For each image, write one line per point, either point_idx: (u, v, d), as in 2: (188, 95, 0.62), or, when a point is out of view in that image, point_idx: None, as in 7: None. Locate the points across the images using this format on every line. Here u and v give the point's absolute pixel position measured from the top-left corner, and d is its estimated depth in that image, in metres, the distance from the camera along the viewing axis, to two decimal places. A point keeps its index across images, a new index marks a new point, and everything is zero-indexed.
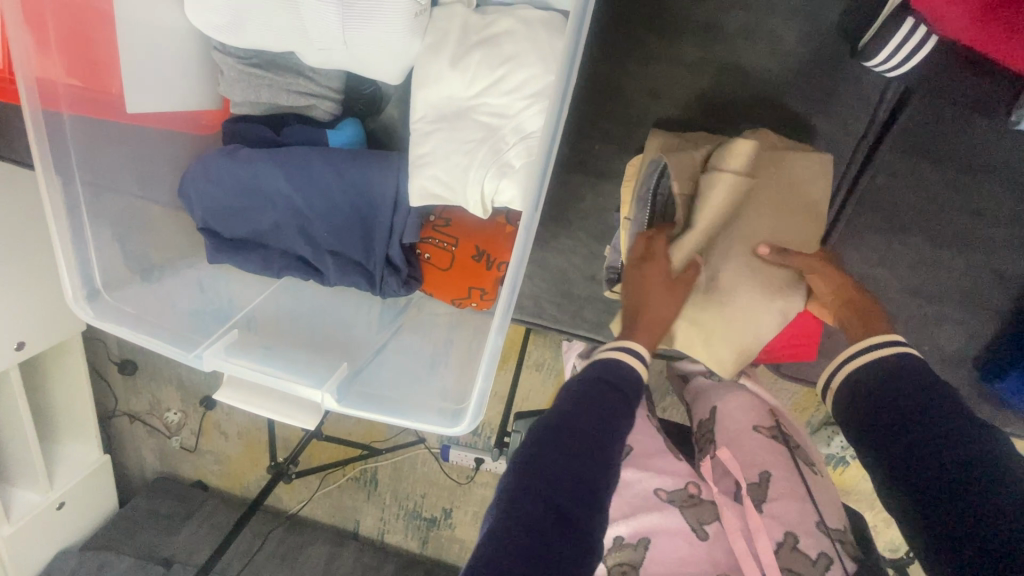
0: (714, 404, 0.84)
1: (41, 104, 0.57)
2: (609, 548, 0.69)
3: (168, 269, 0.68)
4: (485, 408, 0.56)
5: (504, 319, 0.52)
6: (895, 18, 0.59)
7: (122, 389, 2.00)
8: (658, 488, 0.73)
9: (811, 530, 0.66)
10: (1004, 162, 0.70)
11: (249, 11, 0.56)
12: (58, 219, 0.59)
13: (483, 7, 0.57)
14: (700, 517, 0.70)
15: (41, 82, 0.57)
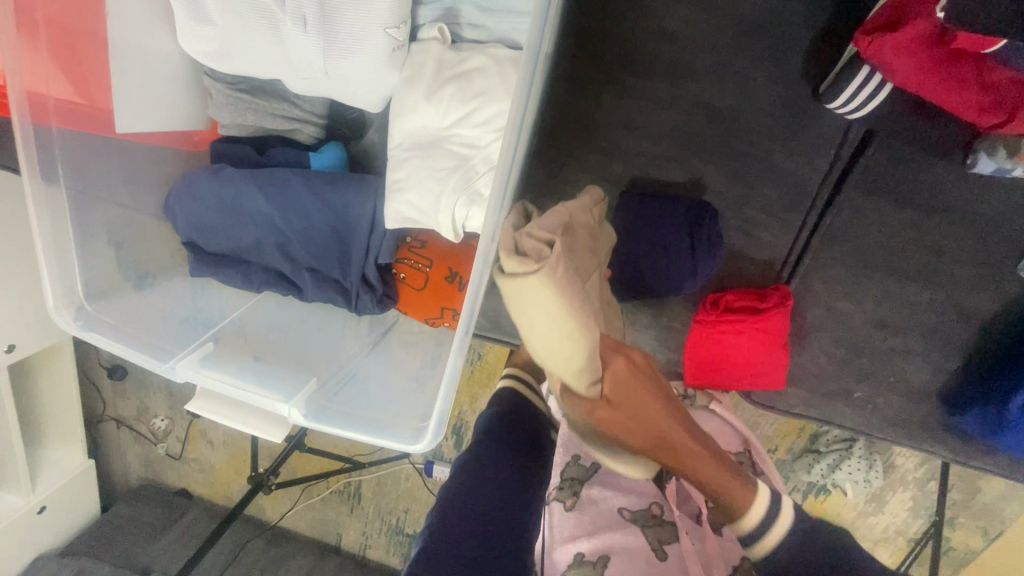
0: None
1: (30, 114, 0.60)
2: (570, 564, 0.69)
3: (151, 283, 0.71)
4: (447, 426, 0.57)
5: (463, 341, 0.53)
6: (851, 67, 0.63)
7: (111, 394, 2.01)
8: (621, 508, 0.74)
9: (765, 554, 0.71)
10: (962, 203, 0.73)
11: (237, 41, 0.59)
12: (44, 228, 0.62)
13: (458, 43, 0.59)
14: (661, 537, 0.71)
15: (31, 95, 0.60)
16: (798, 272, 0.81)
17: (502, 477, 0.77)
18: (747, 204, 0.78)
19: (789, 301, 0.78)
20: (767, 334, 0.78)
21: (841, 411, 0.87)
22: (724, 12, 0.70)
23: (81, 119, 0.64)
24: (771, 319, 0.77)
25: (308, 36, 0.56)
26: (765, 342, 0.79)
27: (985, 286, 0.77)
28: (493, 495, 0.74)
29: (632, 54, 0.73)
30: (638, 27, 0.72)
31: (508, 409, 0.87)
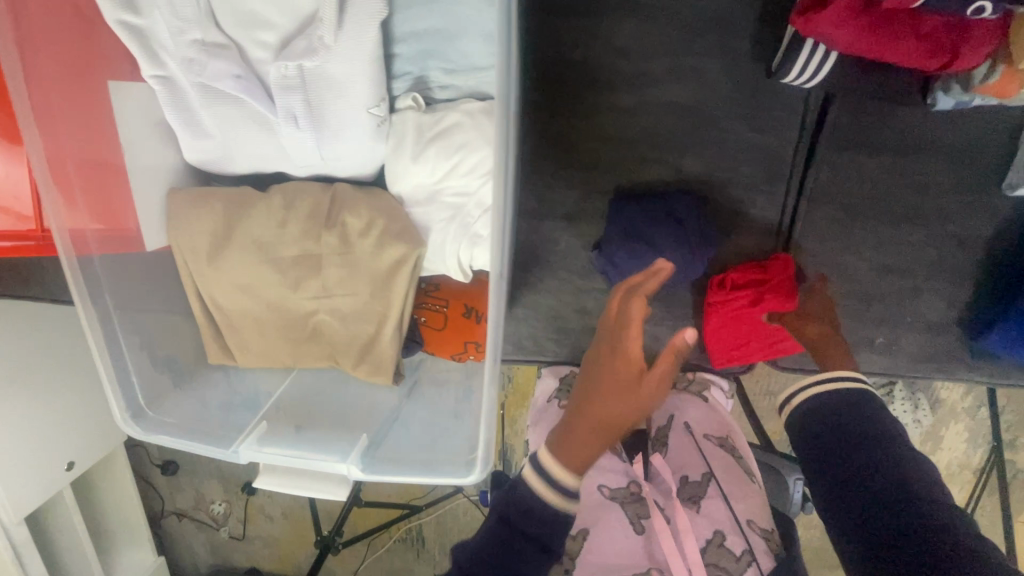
0: (671, 412, 0.95)
1: (74, 251, 0.60)
2: None
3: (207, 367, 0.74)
4: (491, 458, 0.60)
5: (494, 373, 0.55)
6: (795, 42, 0.68)
7: (167, 489, 2.05)
8: (602, 485, 0.86)
9: (733, 527, 0.78)
10: (931, 140, 0.77)
11: (235, 144, 0.65)
12: (103, 355, 0.64)
13: (432, 106, 0.63)
14: (640, 512, 0.82)
15: (73, 234, 0.60)
16: (794, 237, 0.84)
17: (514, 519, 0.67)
18: (731, 184, 0.82)
19: (786, 267, 0.80)
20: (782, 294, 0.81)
21: (867, 358, 0.89)
22: (670, 19, 0.74)
23: (109, 238, 0.63)
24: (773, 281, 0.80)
25: (302, 130, 0.61)
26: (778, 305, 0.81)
27: (971, 212, 0.80)
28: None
29: (592, 75, 0.77)
30: (596, 47, 0.75)
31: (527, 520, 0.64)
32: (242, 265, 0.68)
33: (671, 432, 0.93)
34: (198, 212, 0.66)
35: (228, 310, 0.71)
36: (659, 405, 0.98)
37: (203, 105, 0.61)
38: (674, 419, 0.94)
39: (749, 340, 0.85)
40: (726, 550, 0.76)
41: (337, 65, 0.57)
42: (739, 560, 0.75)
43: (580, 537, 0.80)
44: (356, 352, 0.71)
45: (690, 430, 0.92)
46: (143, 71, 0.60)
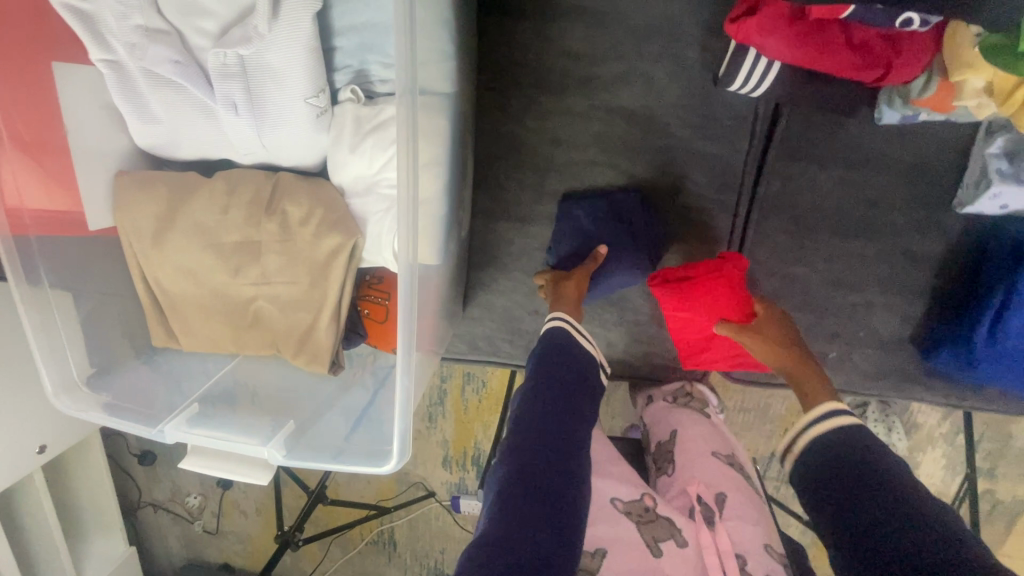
0: (674, 427, 0.86)
1: (10, 231, 0.63)
2: None
3: (151, 349, 0.75)
4: (410, 448, 0.60)
5: (405, 362, 0.57)
6: (738, 51, 0.69)
7: (144, 479, 2.06)
8: (615, 499, 0.74)
9: (758, 552, 0.70)
10: (881, 154, 0.77)
11: (181, 130, 0.66)
12: (39, 331, 0.65)
13: (372, 99, 0.65)
14: (657, 534, 0.70)
15: (9, 214, 0.63)
16: (746, 246, 0.84)
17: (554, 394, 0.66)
18: (682, 192, 0.82)
19: (726, 264, 0.75)
20: (732, 291, 0.76)
21: (821, 373, 0.88)
22: (619, 26, 0.75)
23: (50, 221, 0.66)
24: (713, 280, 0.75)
25: (241, 118, 0.63)
26: (726, 310, 0.76)
27: (923, 228, 0.80)
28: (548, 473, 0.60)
29: (543, 78, 0.78)
30: (546, 51, 0.77)
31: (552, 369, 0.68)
32: (185, 248, 0.69)
33: (677, 447, 0.84)
34: (144, 194, 0.68)
35: (172, 293, 0.72)
36: (656, 420, 0.90)
37: (149, 90, 0.63)
38: (677, 435, 0.85)
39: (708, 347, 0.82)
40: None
41: (274, 56, 0.59)
42: None
43: (599, 556, 0.68)
44: (294, 341, 0.72)
45: (700, 446, 0.83)
46: (92, 56, 0.62)
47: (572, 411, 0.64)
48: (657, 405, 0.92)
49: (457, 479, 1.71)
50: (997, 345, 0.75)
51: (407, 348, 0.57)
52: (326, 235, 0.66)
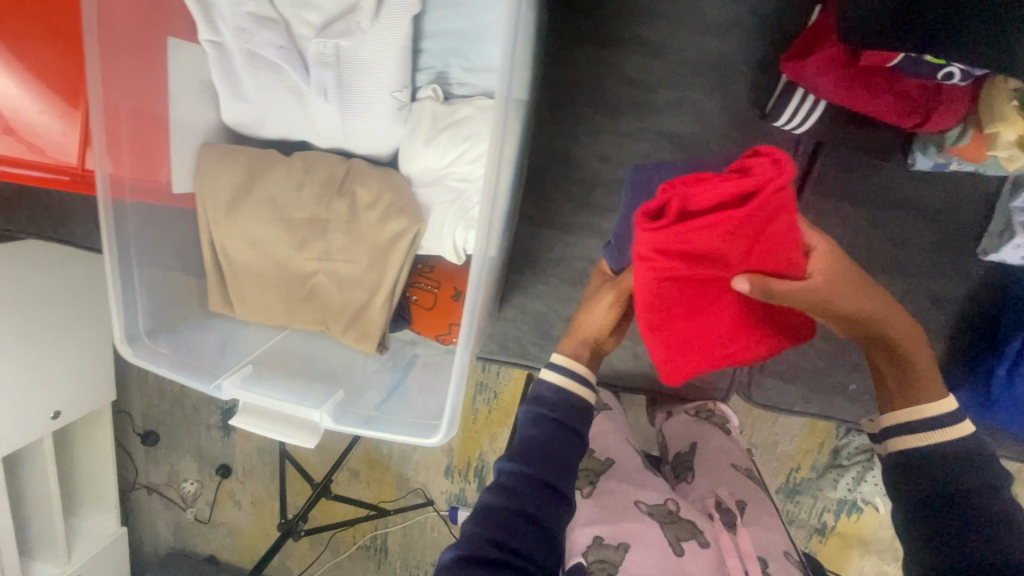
0: (694, 440, 0.94)
1: (112, 195, 0.66)
2: (589, 547, 0.75)
3: (209, 315, 0.79)
4: (458, 423, 0.63)
5: (467, 341, 0.60)
6: (788, 88, 0.74)
7: (143, 460, 2.06)
8: (639, 501, 0.81)
9: (778, 556, 0.75)
10: (912, 198, 0.82)
11: (268, 109, 0.72)
12: (115, 284, 0.69)
13: (450, 99, 0.70)
14: (679, 534, 0.76)
15: (113, 179, 0.66)
16: None
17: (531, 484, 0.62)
18: None
19: (786, 168, 0.52)
20: (788, 220, 0.55)
21: (838, 404, 0.91)
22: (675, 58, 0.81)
23: (142, 186, 0.70)
24: (765, 194, 0.52)
25: (329, 104, 0.68)
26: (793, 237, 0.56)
27: (947, 271, 0.84)
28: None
29: (600, 98, 0.83)
30: (606, 73, 0.82)
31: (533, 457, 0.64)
32: (255, 218, 0.74)
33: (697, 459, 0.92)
34: (227, 163, 0.73)
35: (235, 262, 0.76)
36: (678, 433, 0.97)
37: (248, 72, 0.68)
38: (697, 447, 0.94)
39: (713, 329, 0.65)
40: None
41: (371, 52, 0.64)
42: None
43: (622, 549, 0.74)
44: (346, 316, 0.76)
45: (716, 458, 0.91)
46: (200, 36, 0.68)
47: (551, 488, 0.63)
48: (679, 418, 0.99)
49: (457, 489, 1.71)
50: (1012, 387, 0.79)
51: (469, 329, 0.60)
52: (392, 218, 0.71)
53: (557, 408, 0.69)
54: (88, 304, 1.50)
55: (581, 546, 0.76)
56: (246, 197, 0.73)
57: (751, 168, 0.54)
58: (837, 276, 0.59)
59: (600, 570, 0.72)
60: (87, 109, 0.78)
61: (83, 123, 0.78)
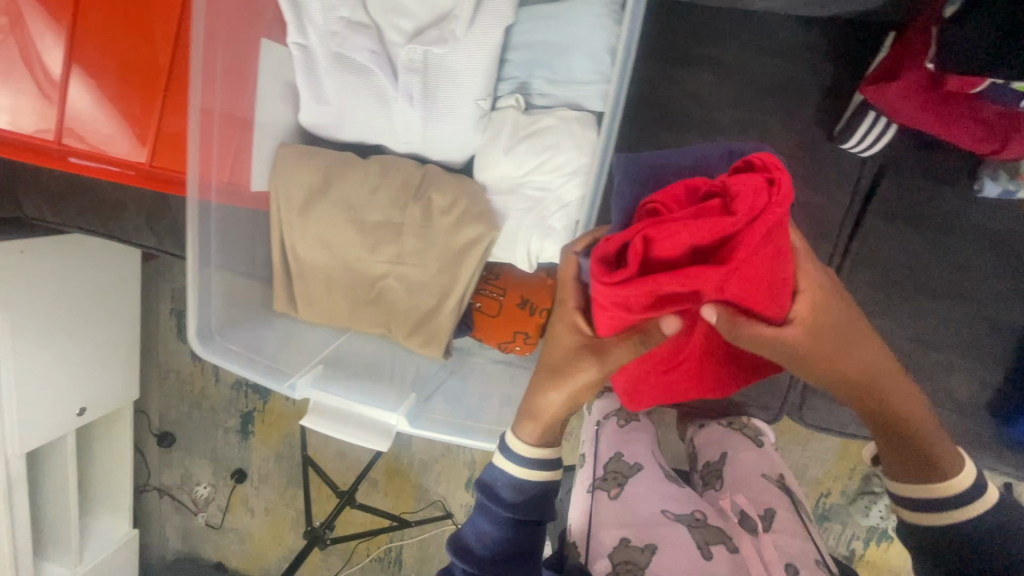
0: (725, 449, 0.91)
1: (199, 196, 0.66)
2: (615, 549, 0.73)
3: (273, 314, 0.79)
4: None
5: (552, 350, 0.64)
6: (860, 110, 0.75)
7: (158, 461, 2.03)
8: (665, 510, 0.78)
9: (810, 562, 0.70)
10: (974, 224, 0.82)
11: (349, 112, 0.72)
12: (195, 281, 0.68)
13: (530, 110, 0.71)
14: (707, 538, 0.74)
15: (201, 181, 0.66)
16: None
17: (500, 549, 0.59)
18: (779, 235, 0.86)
19: (783, 189, 0.42)
20: (779, 257, 0.46)
21: None
22: (744, 77, 0.82)
23: (225, 186, 0.70)
24: (755, 231, 0.42)
25: (414, 109, 0.69)
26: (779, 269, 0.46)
27: (1009, 299, 0.84)
28: None
29: (666, 114, 0.84)
30: (673, 91, 0.84)
31: (515, 514, 0.60)
32: (328, 219, 0.74)
33: (727, 468, 0.88)
34: (305, 164, 0.73)
35: (304, 262, 0.76)
36: (709, 441, 0.94)
37: (333, 74, 0.69)
38: (727, 457, 0.90)
39: (683, 357, 0.59)
40: None
41: (463, 59, 0.65)
42: None
43: (650, 552, 0.72)
44: (414, 319, 0.76)
45: (747, 468, 0.87)
46: (288, 38, 0.69)
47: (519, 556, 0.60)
48: (715, 427, 0.96)
49: None
50: None
51: None
52: (467, 224, 0.71)
53: (519, 503, 0.61)
54: (119, 301, 1.49)
55: (606, 548, 0.74)
56: (320, 198, 0.74)
57: (735, 196, 0.43)
58: (823, 322, 0.52)
59: (624, 570, 0.70)
60: (164, 108, 0.78)
61: (161, 124, 0.79)
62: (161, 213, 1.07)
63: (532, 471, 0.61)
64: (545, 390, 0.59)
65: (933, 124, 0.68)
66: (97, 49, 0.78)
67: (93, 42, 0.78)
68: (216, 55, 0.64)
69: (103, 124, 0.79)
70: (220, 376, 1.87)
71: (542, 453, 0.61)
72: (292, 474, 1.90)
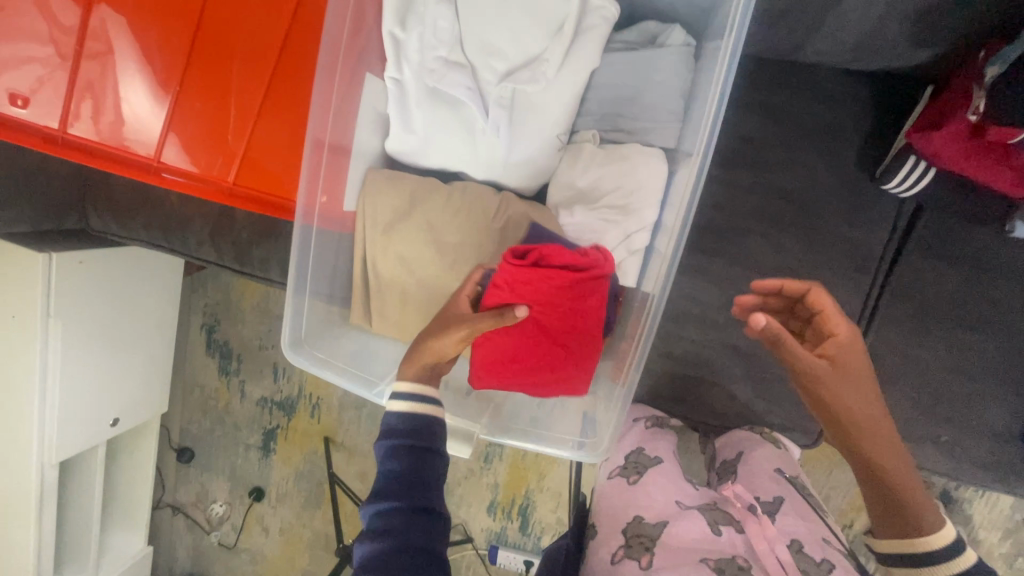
0: (741, 449, 0.92)
1: (306, 216, 0.71)
2: (630, 528, 0.78)
3: (350, 327, 0.85)
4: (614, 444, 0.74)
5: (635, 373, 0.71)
6: (903, 154, 0.82)
7: (173, 478, 1.96)
8: (678, 500, 0.81)
9: (814, 541, 0.75)
10: (1004, 262, 0.89)
11: (437, 142, 0.78)
12: (297, 295, 0.74)
13: (605, 144, 0.78)
14: (716, 518, 0.77)
15: (309, 205, 0.71)
16: (873, 325, 0.92)
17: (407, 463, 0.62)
18: (823, 267, 0.91)
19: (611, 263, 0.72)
20: (598, 314, 0.74)
21: (932, 455, 0.93)
22: (791, 121, 0.89)
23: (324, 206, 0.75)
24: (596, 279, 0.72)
25: (500, 139, 0.75)
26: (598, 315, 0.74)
27: None
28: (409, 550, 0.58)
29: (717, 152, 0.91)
30: (725, 132, 0.91)
31: (409, 429, 0.64)
32: (411, 238, 0.79)
33: (741, 463, 0.89)
34: (394, 184, 0.79)
35: (382, 278, 0.81)
36: (726, 443, 0.96)
37: (428, 107, 0.75)
38: (742, 454, 0.91)
39: (521, 355, 0.74)
40: (805, 555, 0.73)
41: (550, 97, 0.74)
42: (820, 566, 0.72)
43: (661, 525, 0.77)
44: None
45: (762, 464, 0.88)
46: (385, 72, 0.75)
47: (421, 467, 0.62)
48: (736, 430, 0.97)
49: (499, 527, 1.53)
50: None
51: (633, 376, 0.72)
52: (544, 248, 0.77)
53: (407, 428, 0.64)
54: (159, 316, 1.49)
55: (622, 523, 0.80)
56: (405, 218, 0.79)
57: (591, 255, 0.72)
58: (850, 369, 0.66)
59: (637, 543, 0.76)
60: (251, 124, 0.78)
61: (245, 139, 0.78)
62: (223, 229, 1.10)
63: (420, 401, 0.66)
64: (424, 339, 0.68)
65: (970, 167, 0.74)
66: (178, 58, 0.77)
67: (174, 51, 0.77)
68: (334, 90, 0.70)
69: (184, 137, 0.78)
70: (245, 393, 1.83)
71: (417, 386, 0.66)
72: (312, 493, 1.83)
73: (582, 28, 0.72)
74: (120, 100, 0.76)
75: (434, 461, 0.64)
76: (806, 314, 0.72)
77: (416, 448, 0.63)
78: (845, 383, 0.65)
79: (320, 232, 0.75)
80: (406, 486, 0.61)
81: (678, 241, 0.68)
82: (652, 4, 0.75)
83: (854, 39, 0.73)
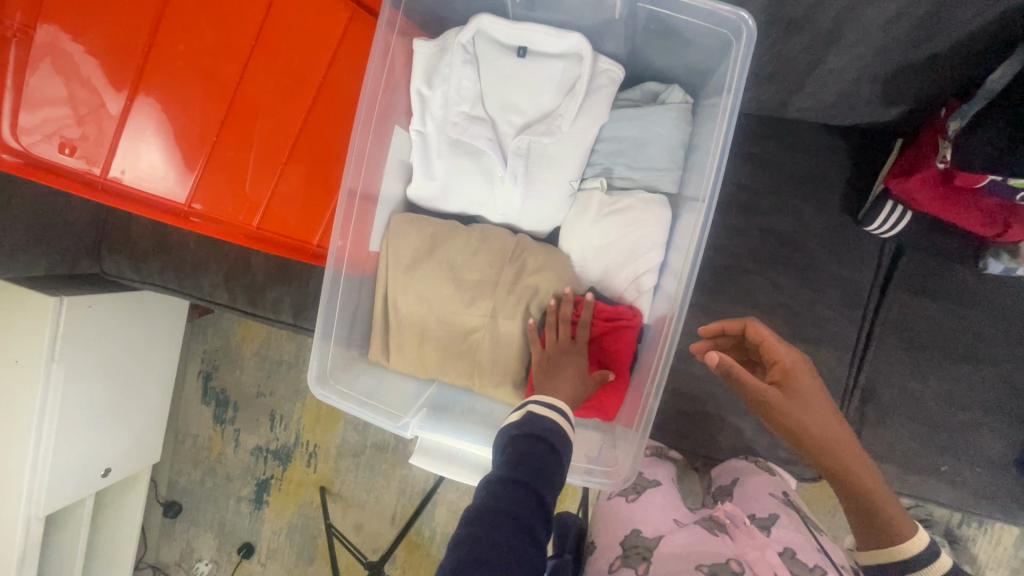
0: (737, 475, 0.95)
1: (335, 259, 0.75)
2: (628, 541, 0.81)
3: (368, 362, 0.87)
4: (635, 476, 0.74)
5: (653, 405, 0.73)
6: (881, 198, 0.90)
7: (157, 536, 1.81)
8: (676, 517, 0.84)
9: (809, 551, 0.77)
10: (980, 297, 0.96)
11: (456, 189, 0.84)
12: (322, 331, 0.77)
13: (612, 190, 0.84)
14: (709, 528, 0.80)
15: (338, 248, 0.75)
16: (866, 357, 0.97)
17: (529, 448, 0.62)
18: (817, 303, 0.97)
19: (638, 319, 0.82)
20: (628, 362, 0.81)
21: (934, 485, 0.96)
22: (778, 171, 0.98)
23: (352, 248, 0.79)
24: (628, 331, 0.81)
25: (516, 186, 0.81)
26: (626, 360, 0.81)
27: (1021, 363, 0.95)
28: (515, 524, 0.55)
29: None
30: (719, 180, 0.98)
31: (535, 424, 0.65)
32: (432, 276, 0.83)
33: (736, 487, 0.92)
34: (415, 227, 0.84)
35: (402, 315, 0.84)
36: (723, 470, 0.98)
37: (449, 157, 0.82)
38: (739, 480, 0.94)
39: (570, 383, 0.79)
40: (799, 562, 0.76)
41: (564, 147, 0.80)
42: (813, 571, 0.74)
43: (658, 538, 0.79)
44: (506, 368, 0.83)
45: (757, 487, 0.91)
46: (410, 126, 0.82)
47: (543, 460, 0.62)
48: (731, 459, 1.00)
49: None
50: None
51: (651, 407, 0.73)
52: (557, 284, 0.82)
53: (535, 424, 0.66)
54: (159, 361, 1.47)
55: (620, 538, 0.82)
56: (427, 259, 0.83)
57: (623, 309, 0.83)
58: (804, 390, 0.68)
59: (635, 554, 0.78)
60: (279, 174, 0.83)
61: (274, 187, 0.83)
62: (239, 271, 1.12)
63: (535, 406, 0.69)
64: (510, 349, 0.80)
65: (946, 208, 0.81)
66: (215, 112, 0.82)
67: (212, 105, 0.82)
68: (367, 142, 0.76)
69: (215, 184, 0.82)
70: (239, 441, 1.76)
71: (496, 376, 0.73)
72: (303, 547, 1.72)
73: (592, 88, 0.79)
74: (151, 153, 0.81)
75: (553, 483, 0.60)
76: (754, 347, 0.72)
77: (541, 442, 0.64)
78: (799, 411, 0.67)
79: (347, 272, 0.79)
80: (519, 491, 0.58)
81: (689, 276, 0.72)
82: (650, 68, 0.84)
83: (832, 98, 0.82)
